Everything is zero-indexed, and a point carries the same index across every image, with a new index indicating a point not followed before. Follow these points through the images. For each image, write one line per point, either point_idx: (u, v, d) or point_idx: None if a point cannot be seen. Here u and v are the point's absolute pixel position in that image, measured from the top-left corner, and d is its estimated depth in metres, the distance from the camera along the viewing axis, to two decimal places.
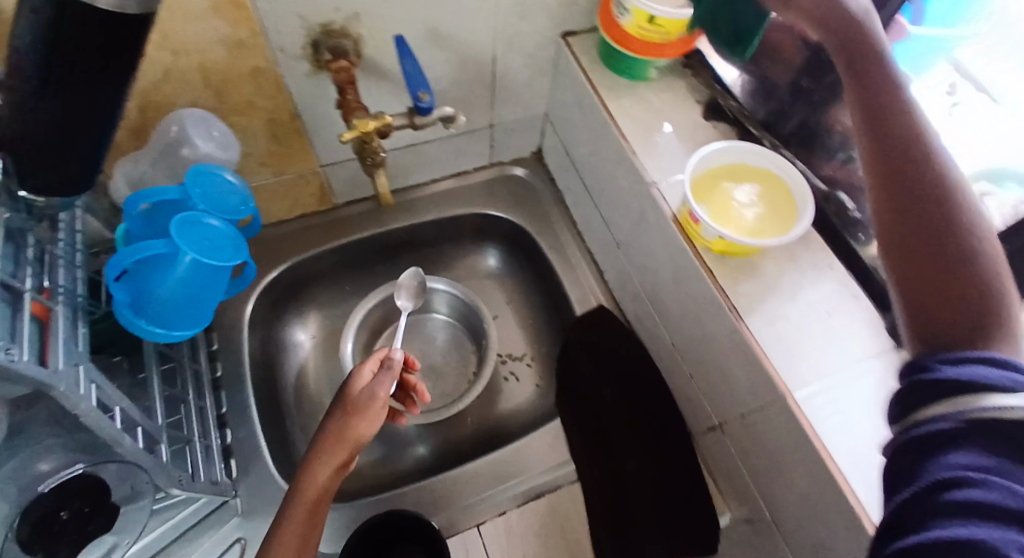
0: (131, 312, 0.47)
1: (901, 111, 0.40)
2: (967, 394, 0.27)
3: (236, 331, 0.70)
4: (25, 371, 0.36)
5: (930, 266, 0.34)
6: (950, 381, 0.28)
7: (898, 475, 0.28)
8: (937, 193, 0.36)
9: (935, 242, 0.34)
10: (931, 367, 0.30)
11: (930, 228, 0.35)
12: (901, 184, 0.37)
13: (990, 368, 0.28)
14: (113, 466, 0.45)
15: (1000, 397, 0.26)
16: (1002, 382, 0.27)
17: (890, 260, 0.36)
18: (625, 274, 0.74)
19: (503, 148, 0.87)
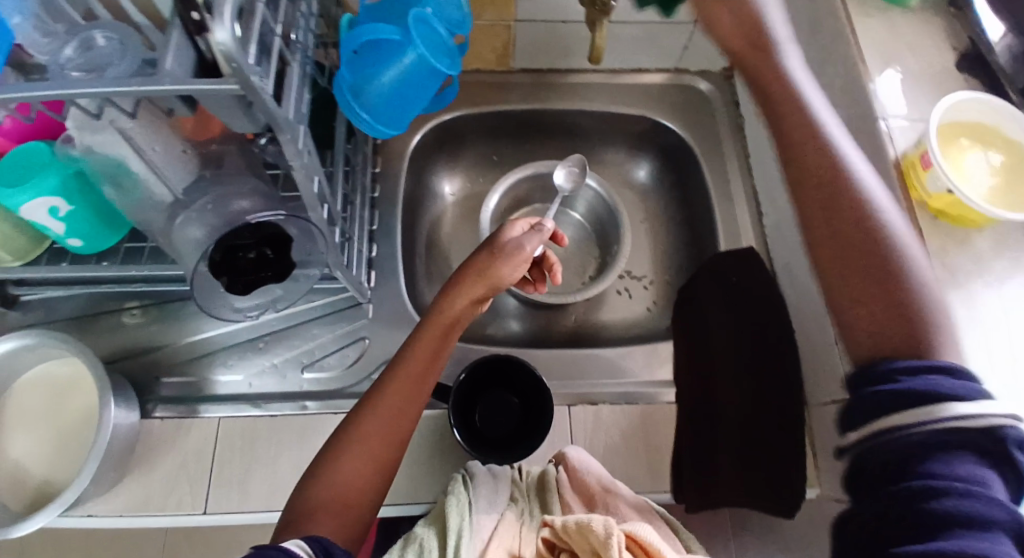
0: (347, 90, 0.49)
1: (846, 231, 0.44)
2: (928, 404, 0.36)
3: (399, 163, 0.76)
4: (268, 103, 0.40)
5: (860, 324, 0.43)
6: (910, 388, 0.37)
7: (882, 470, 0.37)
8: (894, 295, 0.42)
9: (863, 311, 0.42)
10: (892, 376, 0.39)
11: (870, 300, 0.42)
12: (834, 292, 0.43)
13: (945, 380, 0.37)
14: (298, 225, 0.52)
15: (955, 406, 0.35)
16: (952, 390, 0.36)
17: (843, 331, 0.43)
18: (790, 218, 0.69)
19: (694, 54, 0.80)
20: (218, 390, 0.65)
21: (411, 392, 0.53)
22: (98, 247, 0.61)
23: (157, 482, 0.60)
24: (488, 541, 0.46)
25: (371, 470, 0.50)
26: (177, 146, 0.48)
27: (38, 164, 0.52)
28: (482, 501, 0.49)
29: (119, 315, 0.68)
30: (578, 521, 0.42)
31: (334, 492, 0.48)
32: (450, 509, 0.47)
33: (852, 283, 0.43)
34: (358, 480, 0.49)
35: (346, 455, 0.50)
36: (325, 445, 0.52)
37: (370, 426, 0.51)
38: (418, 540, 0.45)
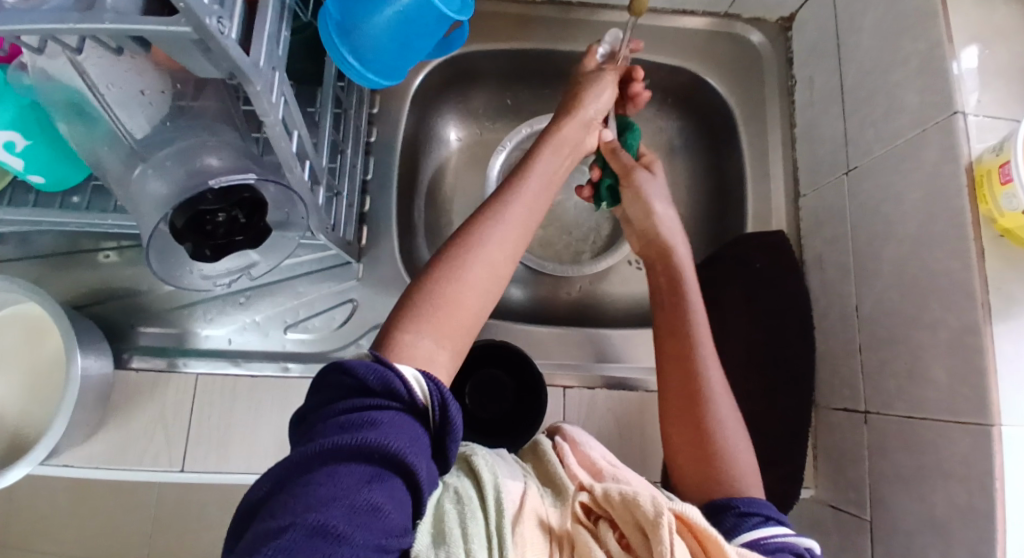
0: (335, 32, 0.41)
1: (685, 361, 0.48)
2: (763, 528, 0.39)
3: (399, 105, 0.68)
4: (233, 55, 0.33)
5: (694, 465, 0.45)
6: (743, 514, 0.41)
7: None
8: (692, 388, 0.47)
9: (702, 456, 0.45)
10: (726, 503, 0.42)
11: (696, 444, 0.45)
12: (677, 425, 0.47)
13: (767, 513, 0.41)
14: (274, 188, 0.45)
15: (780, 529, 0.40)
16: (778, 524, 0.40)
17: (687, 461, 0.46)
18: (829, 206, 0.62)
19: (749, 2, 0.69)
20: (199, 344, 0.62)
21: (534, 201, 0.47)
22: (64, 183, 0.55)
23: (134, 434, 0.59)
24: (522, 501, 0.38)
25: (495, 277, 0.42)
26: (136, 85, 0.41)
27: None
28: (505, 468, 0.41)
29: (94, 254, 0.63)
30: (621, 492, 0.36)
31: (454, 294, 0.40)
32: (480, 465, 0.39)
33: (685, 459, 0.46)
34: (478, 286, 0.41)
35: (474, 251, 0.42)
36: (438, 252, 0.43)
37: (493, 231, 0.43)
38: (451, 490, 0.37)
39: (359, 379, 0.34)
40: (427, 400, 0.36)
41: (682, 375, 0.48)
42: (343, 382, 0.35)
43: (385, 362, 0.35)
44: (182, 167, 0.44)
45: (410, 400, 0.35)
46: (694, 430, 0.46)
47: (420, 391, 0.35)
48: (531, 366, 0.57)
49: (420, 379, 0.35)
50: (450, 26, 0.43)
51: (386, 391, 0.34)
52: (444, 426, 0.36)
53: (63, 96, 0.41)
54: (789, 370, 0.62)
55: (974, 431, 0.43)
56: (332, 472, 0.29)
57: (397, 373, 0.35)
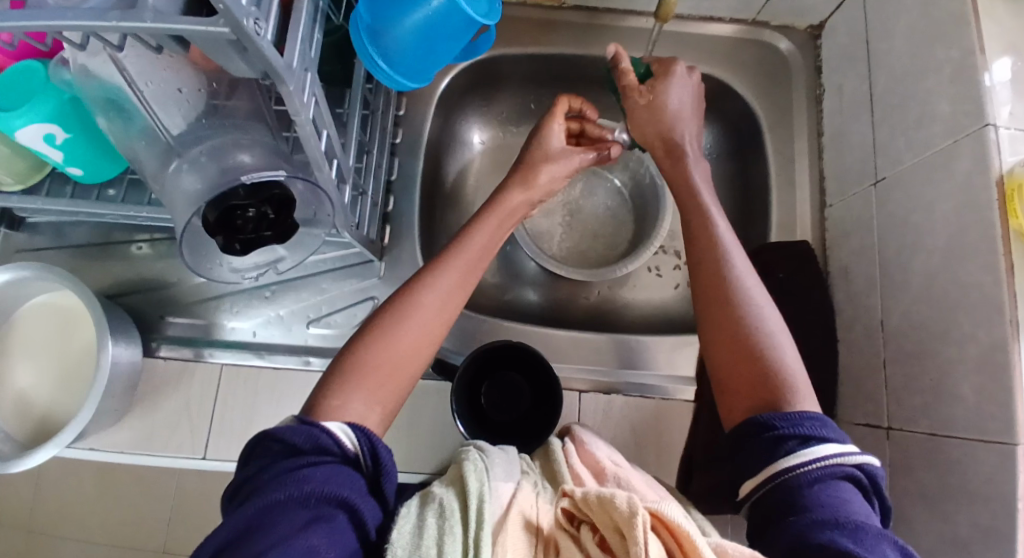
0: (365, 35, 0.42)
1: (712, 261, 0.49)
2: (804, 454, 0.37)
3: (425, 107, 0.69)
4: (268, 55, 0.34)
5: (735, 361, 0.44)
6: (782, 437, 0.38)
7: (779, 512, 0.36)
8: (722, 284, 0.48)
9: (740, 351, 0.44)
10: (764, 422, 0.39)
11: (734, 340, 0.45)
12: (713, 328, 0.46)
13: (809, 431, 0.38)
14: (302, 186, 0.47)
15: (822, 449, 0.37)
16: (822, 442, 0.38)
17: (728, 364, 0.44)
18: (855, 217, 0.61)
19: (778, 9, 0.68)
20: (225, 336, 0.64)
21: (470, 268, 0.50)
22: (101, 176, 0.57)
23: (159, 422, 0.60)
24: (510, 506, 0.37)
25: (421, 344, 0.45)
26: (174, 82, 0.42)
27: (32, 86, 0.47)
28: (499, 468, 0.41)
29: (127, 246, 0.66)
30: (600, 493, 0.34)
31: (385, 358, 0.43)
32: (468, 472, 0.38)
33: (727, 369, 0.44)
34: (410, 350, 0.44)
35: (404, 320, 0.45)
36: (371, 314, 0.46)
37: (428, 297, 0.46)
38: (437, 501, 0.36)
39: (287, 441, 0.36)
40: (358, 449, 0.38)
41: (712, 274, 0.48)
42: (271, 448, 0.36)
43: (310, 420, 0.37)
44: (214, 164, 0.46)
45: (341, 450, 0.36)
46: (734, 344, 0.45)
47: (350, 441, 0.37)
48: (549, 372, 0.58)
49: (348, 431, 0.37)
50: (478, 29, 0.44)
51: (315, 448, 0.36)
52: (376, 469, 0.38)
53: (103, 92, 0.42)
54: (810, 382, 0.61)
55: (1000, 450, 0.42)
56: (267, 528, 0.31)
57: (323, 428, 0.36)
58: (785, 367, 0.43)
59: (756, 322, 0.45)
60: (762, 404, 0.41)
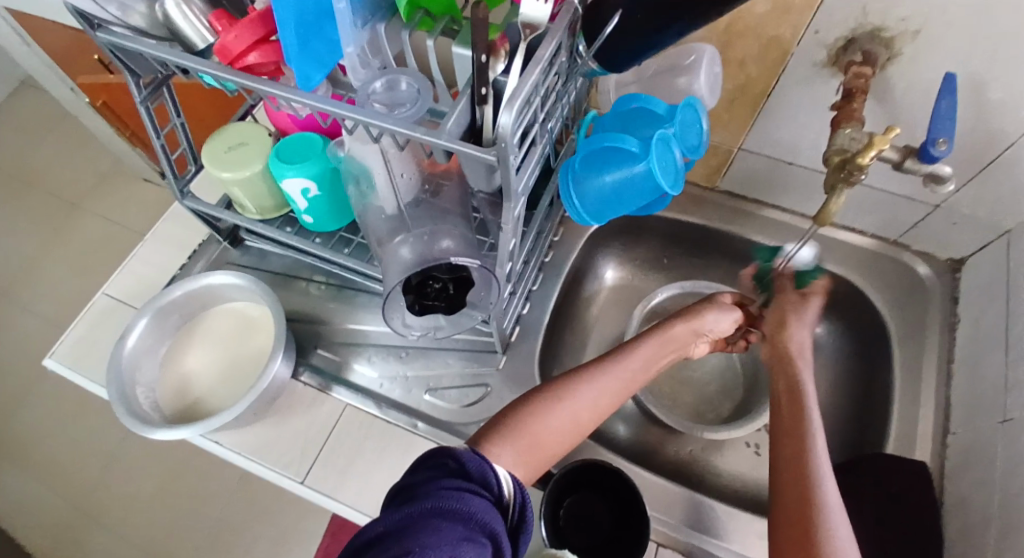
0: (571, 177, 0.54)
1: (800, 451, 0.51)
2: None
3: (578, 239, 0.81)
4: (511, 178, 0.45)
5: (802, 554, 0.44)
6: None
7: None
8: (805, 473, 0.49)
9: (809, 547, 0.44)
10: None
11: (803, 534, 0.45)
12: (784, 513, 0.48)
13: None
14: (479, 274, 0.56)
15: None
16: None
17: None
18: (981, 450, 0.60)
19: (920, 236, 0.74)
20: (354, 379, 0.72)
21: (624, 387, 0.60)
22: (321, 228, 0.71)
23: (278, 436, 0.68)
24: None
25: (569, 427, 0.55)
26: (419, 180, 0.57)
27: (310, 152, 0.63)
28: None
29: (307, 283, 0.79)
30: None
31: (537, 428, 0.53)
32: None
33: (793, 556, 0.45)
34: (553, 432, 0.54)
35: (561, 402, 0.55)
36: (533, 391, 0.56)
37: (580, 395, 0.56)
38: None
39: (462, 464, 0.42)
40: (510, 502, 0.43)
41: (796, 464, 0.50)
42: (446, 464, 0.42)
43: (484, 456, 0.43)
44: (426, 247, 0.57)
45: (498, 492, 0.42)
46: (802, 518, 0.46)
47: (508, 491, 0.43)
48: (639, 504, 0.59)
49: (509, 480, 0.44)
50: (660, 195, 0.53)
51: (481, 480, 0.42)
52: (517, 523, 0.43)
53: (362, 170, 0.57)
54: None
55: None
56: (440, 527, 0.36)
57: (492, 467, 0.43)
58: None
59: (831, 520, 0.46)
60: None
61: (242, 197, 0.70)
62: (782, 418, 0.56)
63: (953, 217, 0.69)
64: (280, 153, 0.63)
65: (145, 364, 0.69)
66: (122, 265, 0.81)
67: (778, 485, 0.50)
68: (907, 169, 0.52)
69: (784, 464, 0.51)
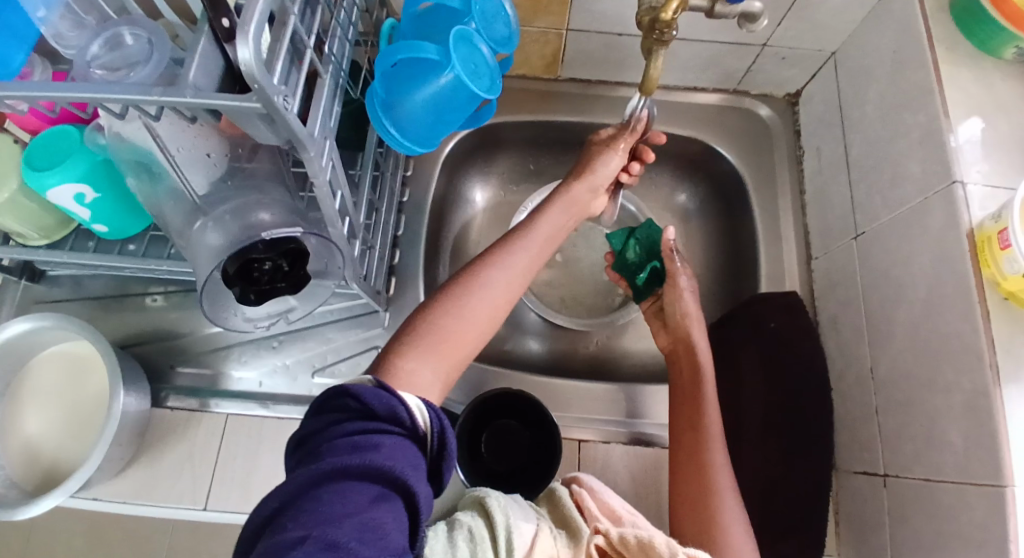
0: (380, 107, 0.47)
1: (692, 405, 0.57)
2: None
3: (431, 168, 0.74)
4: (293, 125, 0.38)
5: (684, 501, 0.52)
6: None
7: None
8: (692, 427, 0.55)
9: (693, 494, 0.52)
10: None
11: (692, 484, 0.52)
12: (678, 463, 0.54)
13: None
14: (314, 240, 0.50)
15: None
16: None
17: (680, 501, 0.52)
18: (841, 270, 0.64)
19: (758, 79, 0.74)
20: (231, 386, 0.65)
21: (535, 256, 0.55)
22: (125, 232, 0.61)
23: (164, 471, 0.61)
24: (532, 544, 0.42)
25: (488, 317, 0.49)
26: (203, 148, 0.46)
27: (68, 149, 0.51)
28: (518, 508, 0.45)
29: (142, 298, 0.69)
30: (637, 537, 0.45)
31: (450, 327, 0.47)
32: (494, 505, 0.43)
33: (681, 499, 0.52)
34: (470, 330, 0.48)
35: (473, 294, 0.49)
36: (437, 291, 0.50)
37: (490, 279, 0.50)
38: (465, 528, 0.41)
39: (365, 404, 0.37)
40: (428, 431, 0.38)
41: (690, 418, 0.56)
42: (348, 406, 0.37)
43: (388, 389, 0.38)
44: (237, 223, 0.49)
45: (412, 425, 0.37)
46: (695, 498, 0.51)
47: (423, 420, 0.38)
48: (547, 418, 0.59)
49: (422, 408, 0.38)
50: (481, 101, 0.48)
51: (390, 417, 0.37)
52: (440, 452, 0.38)
53: (134, 156, 0.47)
54: (806, 432, 0.61)
55: (989, 492, 0.43)
56: (340, 489, 0.31)
57: (401, 400, 0.38)
58: (723, 519, 0.50)
59: (713, 464, 0.53)
60: (701, 534, 0.49)
61: (14, 225, 0.58)
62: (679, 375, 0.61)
63: (783, 53, 0.68)
64: (29, 160, 0.51)
65: None
66: None
67: (676, 430, 0.56)
68: (719, 15, 0.49)
69: (678, 419, 0.57)
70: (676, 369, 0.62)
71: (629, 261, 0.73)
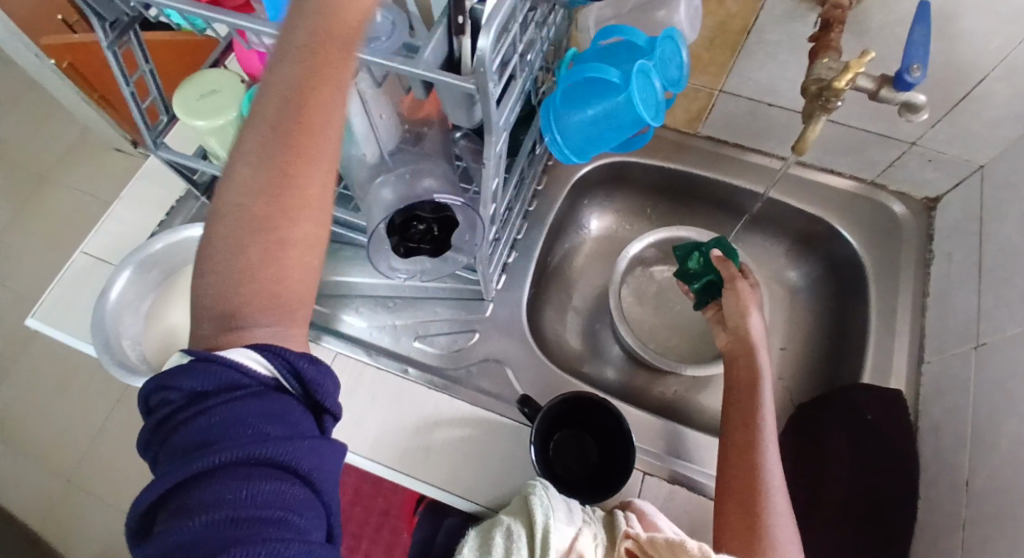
0: (553, 114, 0.53)
1: (743, 404, 0.58)
2: None
3: (561, 188, 0.81)
4: (490, 109, 0.44)
5: (732, 491, 0.52)
6: None
7: None
8: (747, 422, 0.57)
9: (742, 484, 0.52)
10: None
11: (741, 474, 0.53)
12: (729, 454, 0.55)
13: None
14: (466, 216, 0.56)
15: None
16: None
17: (727, 492, 0.53)
18: (950, 378, 0.62)
19: (897, 176, 0.75)
20: (342, 329, 0.72)
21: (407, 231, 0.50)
22: None
23: None
24: (565, 549, 0.48)
25: None
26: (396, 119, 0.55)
27: None
28: (563, 511, 0.50)
29: None
30: (667, 539, 0.45)
31: None
32: (534, 507, 0.49)
33: (729, 491, 0.52)
34: None
35: None
36: None
37: None
38: (505, 527, 0.49)
39: (191, 387, 0.33)
40: (280, 375, 0.36)
41: (745, 416, 0.57)
42: (175, 394, 0.33)
43: (204, 361, 0.33)
44: (408, 186, 0.57)
45: (261, 377, 0.35)
46: (746, 491, 0.52)
47: (267, 369, 0.35)
48: (623, 424, 0.60)
49: (257, 358, 0.35)
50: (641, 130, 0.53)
51: (223, 386, 0.33)
52: (305, 386, 0.37)
53: None
54: (881, 531, 0.59)
55: None
56: (209, 471, 0.30)
57: (225, 363, 0.33)
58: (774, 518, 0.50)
59: (766, 461, 0.53)
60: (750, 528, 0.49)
61: (218, 149, 0.70)
62: (733, 377, 0.62)
63: (929, 155, 0.70)
64: (251, 100, 0.62)
65: (132, 315, 0.69)
66: (99, 224, 0.79)
67: (728, 424, 0.58)
68: (883, 99, 0.53)
69: (730, 417, 0.58)
70: (734, 396, 0.60)
71: (688, 269, 0.75)
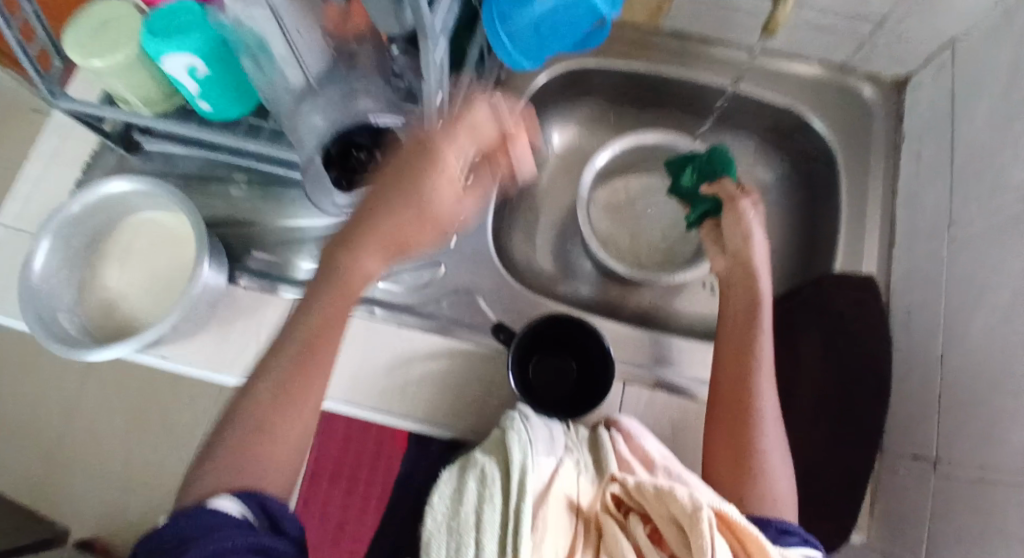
0: (496, 13, 0.47)
1: (739, 340, 0.56)
2: None
3: (516, 102, 0.75)
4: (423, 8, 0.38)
5: (725, 436, 0.52)
6: None
7: None
8: (741, 359, 0.55)
9: (736, 427, 0.52)
10: None
11: (735, 417, 0.52)
12: (722, 395, 0.54)
13: None
14: (412, 138, 0.51)
15: None
16: None
17: (719, 434, 0.53)
18: (921, 263, 0.62)
19: (867, 57, 0.71)
20: (299, 276, 0.68)
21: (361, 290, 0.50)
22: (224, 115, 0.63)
23: (230, 344, 0.64)
24: (547, 484, 0.43)
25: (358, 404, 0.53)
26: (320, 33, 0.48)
27: (190, 20, 0.53)
28: (540, 444, 0.46)
29: (228, 184, 0.72)
30: (655, 487, 0.38)
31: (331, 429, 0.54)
32: (512, 444, 0.44)
33: (721, 436, 0.52)
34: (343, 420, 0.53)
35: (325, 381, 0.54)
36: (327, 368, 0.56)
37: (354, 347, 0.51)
38: (479, 469, 0.43)
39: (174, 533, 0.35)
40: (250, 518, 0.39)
41: (739, 353, 0.56)
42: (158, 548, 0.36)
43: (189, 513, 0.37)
44: (343, 105, 0.52)
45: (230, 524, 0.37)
46: (739, 432, 0.52)
47: (240, 512, 0.38)
48: (597, 339, 0.59)
49: (237, 505, 0.38)
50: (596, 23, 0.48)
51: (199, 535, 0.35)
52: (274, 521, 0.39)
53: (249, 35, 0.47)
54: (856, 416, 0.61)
55: None
56: None
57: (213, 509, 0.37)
58: (768, 459, 0.50)
59: (761, 404, 0.53)
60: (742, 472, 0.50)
61: (125, 90, 0.61)
62: (727, 310, 0.59)
63: (900, 30, 0.65)
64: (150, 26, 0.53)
65: (63, 285, 0.63)
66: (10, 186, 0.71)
67: (720, 359, 0.57)
68: None
69: (723, 354, 0.57)
70: (727, 328, 0.58)
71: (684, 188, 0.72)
